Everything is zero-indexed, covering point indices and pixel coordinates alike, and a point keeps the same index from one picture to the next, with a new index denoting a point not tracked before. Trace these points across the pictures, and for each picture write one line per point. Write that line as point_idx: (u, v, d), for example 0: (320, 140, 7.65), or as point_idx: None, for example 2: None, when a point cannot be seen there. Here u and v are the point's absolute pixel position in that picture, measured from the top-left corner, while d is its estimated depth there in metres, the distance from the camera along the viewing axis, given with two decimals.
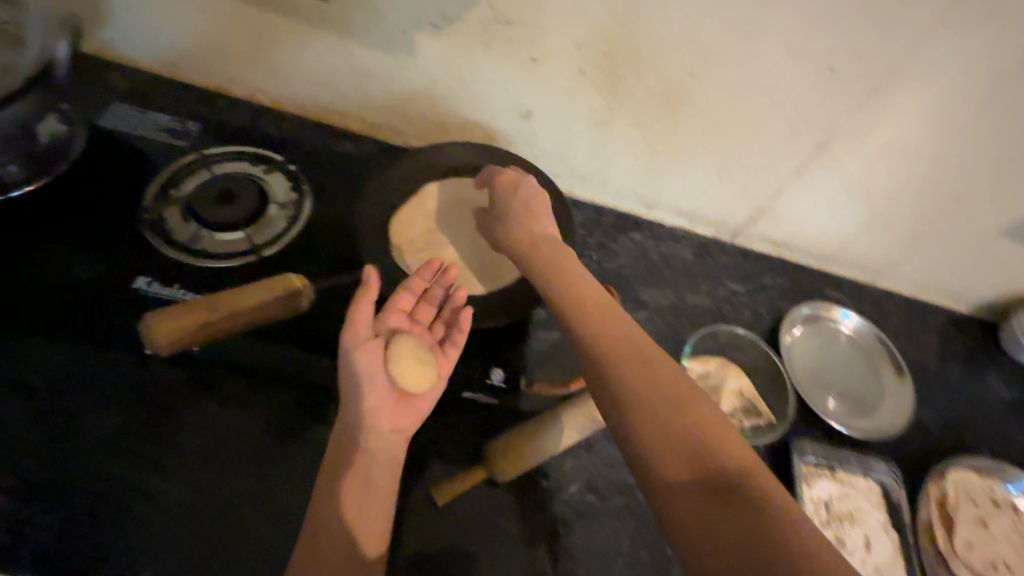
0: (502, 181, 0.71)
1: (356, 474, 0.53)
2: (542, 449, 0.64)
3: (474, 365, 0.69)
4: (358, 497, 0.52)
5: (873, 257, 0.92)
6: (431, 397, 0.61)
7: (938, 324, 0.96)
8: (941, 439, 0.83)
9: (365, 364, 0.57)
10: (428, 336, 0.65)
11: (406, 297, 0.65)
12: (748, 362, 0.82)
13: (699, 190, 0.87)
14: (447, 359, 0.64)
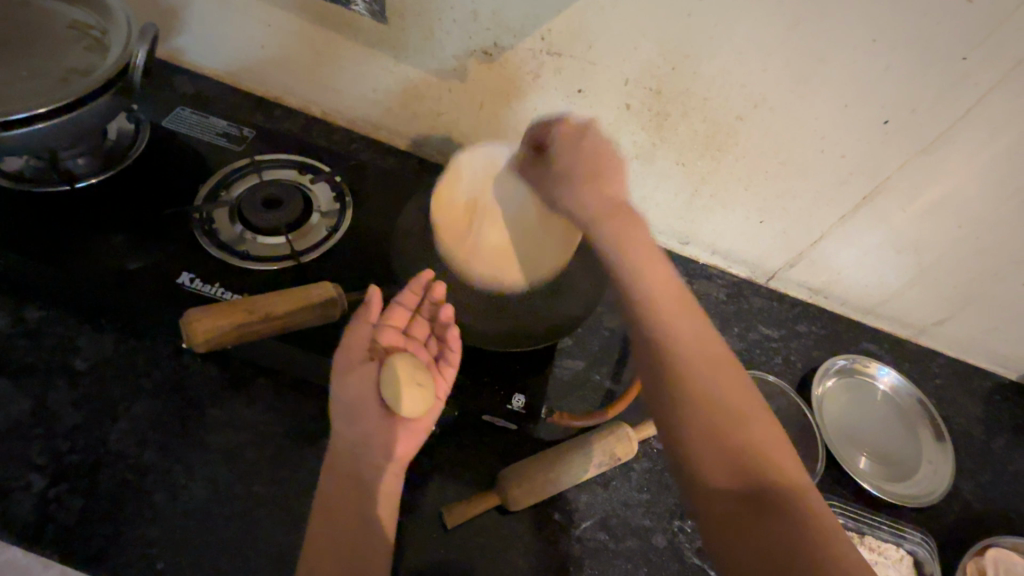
0: (567, 133, 0.59)
1: (351, 508, 0.53)
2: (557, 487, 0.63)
3: (497, 390, 0.66)
4: (354, 533, 0.52)
5: (917, 314, 0.88)
6: (429, 422, 0.60)
7: (984, 390, 0.91)
8: (982, 514, 0.78)
9: (358, 386, 0.57)
10: (425, 354, 0.63)
11: (400, 312, 0.64)
12: (776, 410, 0.79)
13: (737, 231, 0.86)
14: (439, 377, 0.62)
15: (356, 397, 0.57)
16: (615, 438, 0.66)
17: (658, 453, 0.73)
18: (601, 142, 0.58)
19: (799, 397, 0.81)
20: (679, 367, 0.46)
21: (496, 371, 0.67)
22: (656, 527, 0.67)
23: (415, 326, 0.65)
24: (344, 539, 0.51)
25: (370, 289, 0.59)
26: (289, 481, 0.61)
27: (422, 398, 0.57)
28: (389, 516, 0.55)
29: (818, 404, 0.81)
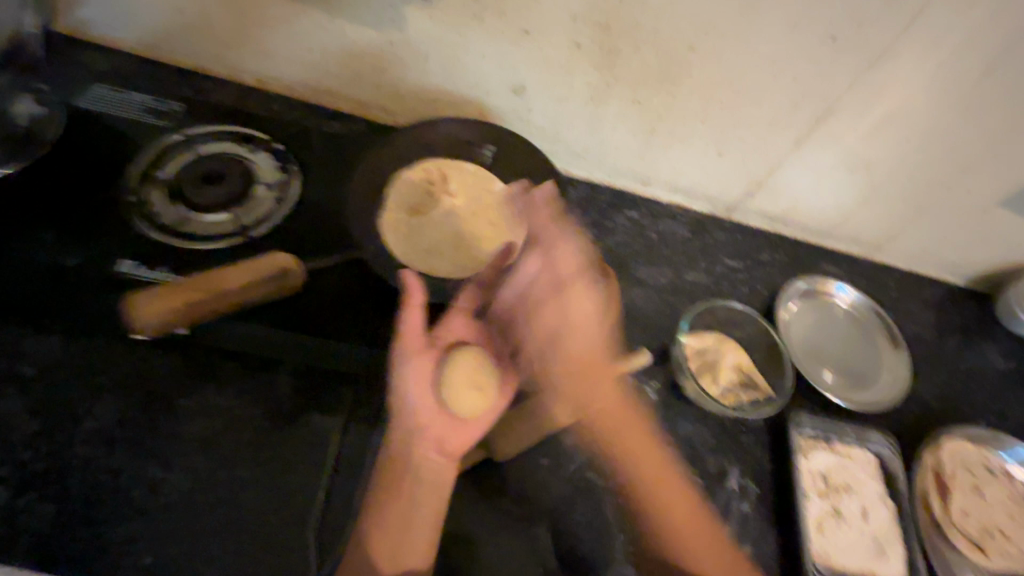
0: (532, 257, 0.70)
1: (397, 503, 0.56)
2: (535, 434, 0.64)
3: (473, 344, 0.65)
4: (397, 532, 0.55)
5: (871, 231, 0.91)
6: (484, 424, 0.62)
7: (934, 297, 0.96)
8: (938, 410, 0.83)
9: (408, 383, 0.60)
10: (486, 354, 0.65)
11: (469, 299, 0.66)
12: (746, 337, 0.80)
13: (696, 167, 0.86)
14: (495, 378, 0.65)
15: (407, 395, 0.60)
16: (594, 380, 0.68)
17: (637, 391, 0.74)
18: (563, 252, 0.71)
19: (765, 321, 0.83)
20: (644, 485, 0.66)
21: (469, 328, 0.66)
22: None
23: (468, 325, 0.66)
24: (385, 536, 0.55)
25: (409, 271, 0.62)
26: (273, 461, 0.60)
27: (474, 400, 0.62)
28: (430, 518, 0.56)
29: (783, 328, 0.84)
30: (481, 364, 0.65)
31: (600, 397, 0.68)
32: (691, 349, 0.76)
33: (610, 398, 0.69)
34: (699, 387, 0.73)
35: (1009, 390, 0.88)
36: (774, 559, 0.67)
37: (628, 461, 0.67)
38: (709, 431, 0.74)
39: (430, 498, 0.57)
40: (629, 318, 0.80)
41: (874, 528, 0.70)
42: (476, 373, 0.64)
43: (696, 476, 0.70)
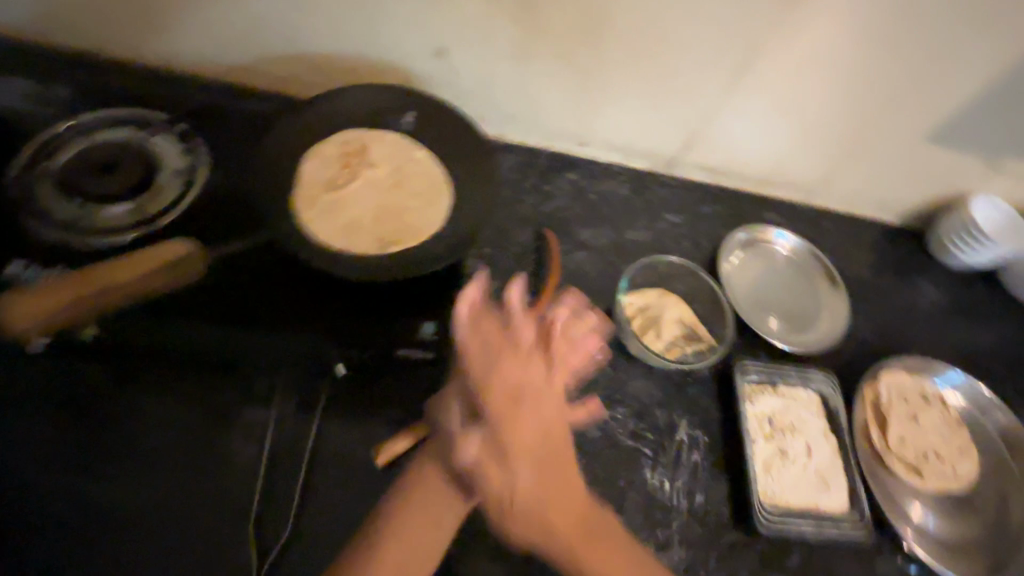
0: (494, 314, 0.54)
1: (404, 524, 0.50)
2: (558, 536, 0.47)
3: (401, 321, 0.60)
4: (399, 555, 0.49)
5: (808, 176, 0.92)
6: (530, 497, 0.46)
7: (871, 238, 0.98)
8: (876, 347, 0.86)
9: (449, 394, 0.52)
10: (546, 404, 0.50)
11: (519, 302, 0.54)
12: (688, 291, 0.81)
13: (630, 123, 0.85)
14: (550, 432, 0.49)
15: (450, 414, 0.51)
16: None
17: None
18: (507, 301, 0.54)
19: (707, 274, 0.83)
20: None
21: (395, 304, 0.61)
22: (590, 422, 0.70)
23: (533, 360, 0.52)
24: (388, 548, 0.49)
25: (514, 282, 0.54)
26: (203, 460, 0.58)
27: (530, 439, 0.48)
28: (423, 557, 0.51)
29: (726, 279, 0.84)
30: (524, 413, 0.49)
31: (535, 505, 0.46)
32: (633, 307, 0.77)
33: (585, 519, 0.48)
34: (643, 344, 0.74)
35: (943, 321, 0.91)
36: (724, 505, 0.68)
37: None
38: (656, 386, 0.74)
39: (445, 515, 0.51)
40: (572, 283, 0.79)
41: (818, 465, 0.71)
42: (517, 436, 0.47)
43: (644, 431, 0.71)
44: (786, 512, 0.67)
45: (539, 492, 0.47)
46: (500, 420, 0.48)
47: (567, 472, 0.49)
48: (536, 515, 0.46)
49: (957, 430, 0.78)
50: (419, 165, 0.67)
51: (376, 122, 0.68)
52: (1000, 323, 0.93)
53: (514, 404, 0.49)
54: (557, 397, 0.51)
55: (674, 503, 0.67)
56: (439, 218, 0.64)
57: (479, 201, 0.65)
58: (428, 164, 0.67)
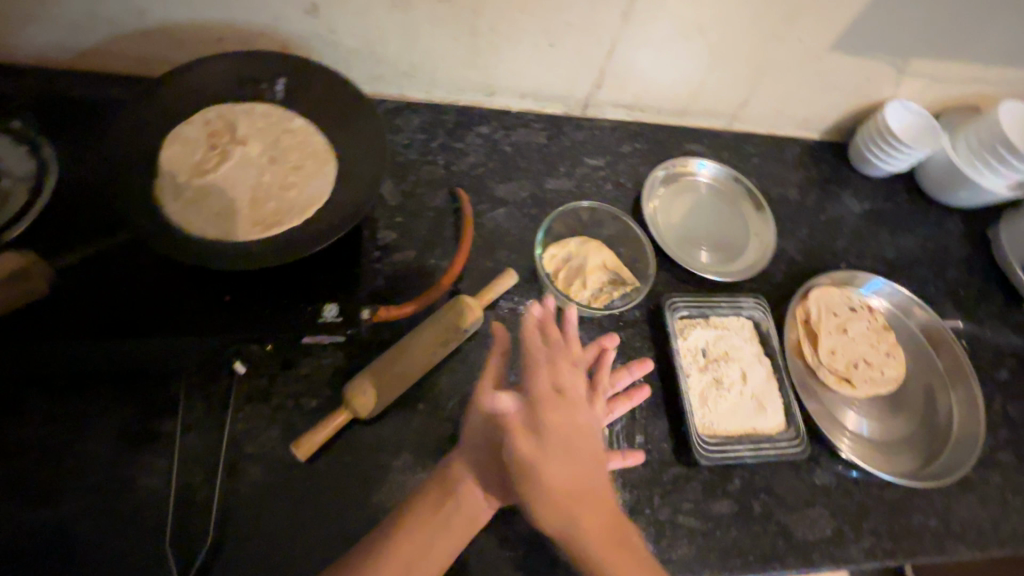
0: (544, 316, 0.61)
1: (427, 528, 0.52)
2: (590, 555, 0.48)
3: (299, 308, 0.56)
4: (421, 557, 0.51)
5: (724, 101, 0.89)
6: (563, 507, 0.49)
7: (795, 156, 0.97)
8: (805, 265, 0.86)
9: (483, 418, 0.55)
10: (584, 425, 0.53)
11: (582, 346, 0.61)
12: (611, 235, 0.80)
13: (533, 65, 0.80)
14: (586, 458, 0.51)
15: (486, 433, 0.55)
16: (457, 312, 0.64)
17: (509, 312, 0.72)
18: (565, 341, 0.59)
19: (630, 216, 0.82)
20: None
21: (291, 290, 0.57)
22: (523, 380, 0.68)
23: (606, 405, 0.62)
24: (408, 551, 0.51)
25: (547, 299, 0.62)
26: (107, 484, 0.54)
27: (557, 469, 0.50)
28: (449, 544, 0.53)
29: (650, 216, 0.82)
30: (581, 427, 0.53)
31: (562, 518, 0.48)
32: (556, 259, 0.75)
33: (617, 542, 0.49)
34: (569, 295, 0.71)
35: (867, 230, 0.92)
36: (665, 441, 0.69)
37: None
38: (589, 334, 0.73)
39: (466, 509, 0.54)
40: (493, 240, 0.76)
41: (753, 389, 0.72)
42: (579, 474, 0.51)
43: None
44: (725, 439, 0.68)
45: (571, 506, 0.49)
46: (552, 441, 0.51)
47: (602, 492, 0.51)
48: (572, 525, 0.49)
49: (884, 335, 0.81)
50: (302, 137, 0.63)
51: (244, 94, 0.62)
52: (920, 226, 0.95)
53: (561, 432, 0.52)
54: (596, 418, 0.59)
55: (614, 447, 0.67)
56: (324, 188, 0.60)
57: (367, 165, 0.61)
58: (309, 136, 0.63)
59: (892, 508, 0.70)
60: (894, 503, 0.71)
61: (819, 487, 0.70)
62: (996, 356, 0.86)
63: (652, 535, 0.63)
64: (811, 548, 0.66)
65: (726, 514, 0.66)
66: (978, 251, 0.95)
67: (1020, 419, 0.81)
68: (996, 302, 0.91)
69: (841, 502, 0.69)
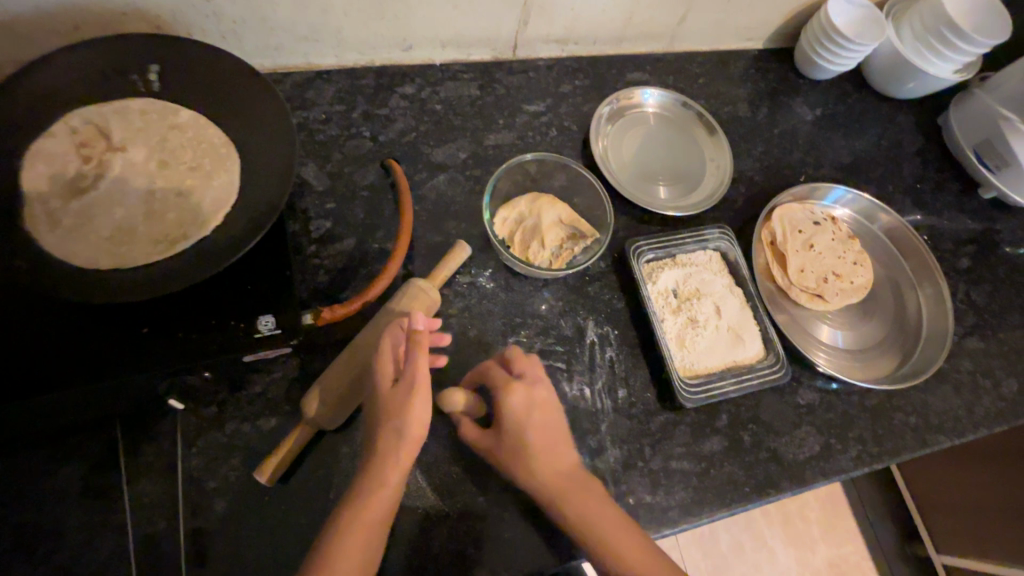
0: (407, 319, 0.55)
1: (362, 529, 0.47)
2: (569, 510, 0.52)
3: (231, 324, 0.50)
4: (359, 554, 0.46)
5: (661, 20, 0.83)
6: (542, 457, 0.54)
7: (741, 70, 0.92)
8: (766, 183, 0.83)
9: (420, 410, 0.50)
10: (541, 398, 0.57)
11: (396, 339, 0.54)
12: (563, 185, 0.75)
13: (448, 7, 0.71)
14: (557, 440, 0.56)
15: (416, 426, 0.50)
16: (410, 298, 0.59)
17: (469, 287, 0.67)
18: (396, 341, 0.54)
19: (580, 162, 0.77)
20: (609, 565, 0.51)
21: (219, 305, 0.51)
22: (494, 355, 0.65)
23: (512, 391, 0.55)
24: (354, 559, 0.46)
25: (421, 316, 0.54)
26: (57, 553, 0.49)
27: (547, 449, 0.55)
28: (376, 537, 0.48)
29: (602, 157, 0.78)
30: (538, 418, 0.56)
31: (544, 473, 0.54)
32: (508, 223, 0.69)
33: (586, 497, 0.53)
34: (528, 260, 0.67)
35: (821, 137, 0.90)
36: (648, 390, 0.67)
37: (587, 538, 0.52)
38: (555, 295, 0.69)
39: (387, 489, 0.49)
40: (439, 212, 0.70)
41: (728, 321, 0.70)
42: (520, 443, 0.54)
43: (532, 337, 0.66)
44: (706, 379, 0.67)
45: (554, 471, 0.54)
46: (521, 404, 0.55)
47: (571, 470, 0.55)
48: (545, 475, 0.54)
49: (849, 245, 0.79)
50: (196, 132, 0.55)
51: (112, 91, 0.53)
52: (873, 125, 0.93)
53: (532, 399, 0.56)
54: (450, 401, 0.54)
55: (598, 406, 0.65)
56: (231, 186, 0.53)
57: (274, 152, 0.54)
58: (204, 130, 0.55)
59: (874, 413, 0.71)
60: (876, 408, 0.71)
61: (803, 407, 0.70)
62: (957, 246, 0.86)
63: (648, 486, 0.62)
64: (802, 467, 0.66)
65: (719, 451, 0.65)
66: (931, 142, 0.94)
67: (984, 303, 0.82)
68: (952, 191, 0.91)
69: (826, 417, 0.70)
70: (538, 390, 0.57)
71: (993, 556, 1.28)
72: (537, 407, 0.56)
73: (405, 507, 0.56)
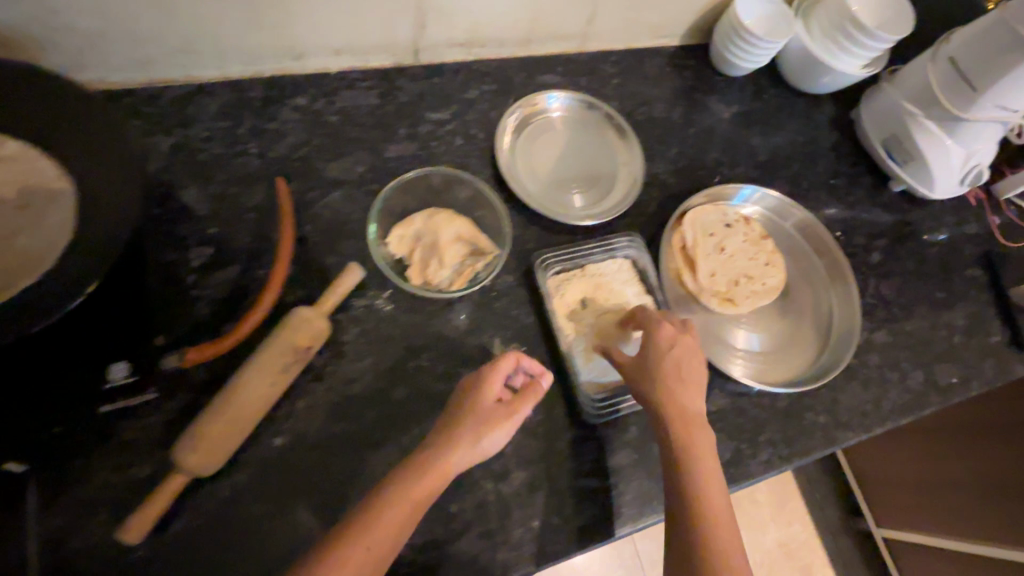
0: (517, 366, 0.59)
1: (399, 513, 0.48)
2: (690, 474, 0.53)
3: (75, 374, 0.47)
4: (391, 538, 0.47)
5: (568, 20, 0.80)
6: (690, 423, 0.56)
7: (658, 68, 0.90)
8: (680, 185, 0.82)
9: (492, 436, 0.53)
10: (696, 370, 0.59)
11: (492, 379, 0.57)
12: (472, 194, 0.73)
13: (334, 13, 0.67)
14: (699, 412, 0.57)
15: (479, 450, 0.53)
16: (292, 327, 0.56)
17: (365, 310, 0.64)
18: (500, 371, 0.57)
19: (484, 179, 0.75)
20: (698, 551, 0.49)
21: (61, 347, 0.45)
22: (393, 382, 0.62)
23: (665, 332, 0.61)
24: (381, 532, 0.47)
25: (540, 368, 0.60)
26: None
27: (694, 418, 0.56)
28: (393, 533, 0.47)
29: (507, 167, 0.75)
30: (691, 384, 0.58)
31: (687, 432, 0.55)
32: (405, 242, 0.67)
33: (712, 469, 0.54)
34: (426, 279, 0.66)
35: (738, 135, 0.89)
36: (556, 407, 0.65)
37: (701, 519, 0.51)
38: (460, 314, 0.67)
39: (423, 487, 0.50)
40: (333, 232, 0.67)
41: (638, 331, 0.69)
42: (667, 399, 0.57)
43: (435, 359, 0.64)
44: (611, 394, 0.66)
45: (696, 443, 0.55)
46: (672, 365, 0.59)
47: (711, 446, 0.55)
48: (688, 441, 0.55)
49: (761, 245, 0.80)
50: (27, 164, 0.49)
51: None
52: (789, 121, 0.93)
53: (684, 368, 0.59)
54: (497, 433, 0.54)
55: None
56: (64, 222, 0.47)
57: (112, 179, 0.48)
58: (34, 162, 0.49)
59: (785, 416, 0.71)
60: (788, 409, 0.72)
61: (714, 413, 0.69)
62: (868, 240, 0.88)
63: (553, 508, 0.61)
64: None
65: (627, 465, 0.64)
66: (845, 136, 0.95)
67: (893, 297, 0.84)
68: (865, 185, 0.92)
69: (737, 422, 0.70)
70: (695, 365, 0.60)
71: (917, 525, 1.35)
72: (688, 372, 0.59)
73: (293, 550, 0.54)
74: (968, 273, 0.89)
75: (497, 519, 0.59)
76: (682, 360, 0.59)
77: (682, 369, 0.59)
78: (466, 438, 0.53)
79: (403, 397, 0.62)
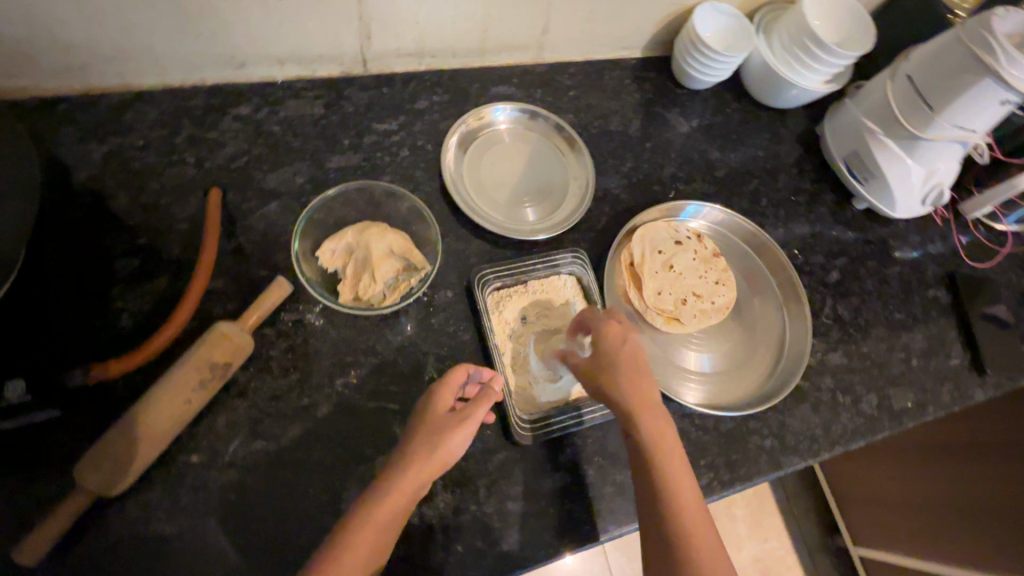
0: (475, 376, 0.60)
1: (381, 522, 0.48)
2: (658, 474, 0.53)
3: None
4: (373, 548, 0.47)
5: (522, 32, 0.79)
6: (651, 420, 0.56)
7: (618, 80, 0.89)
8: (632, 200, 0.81)
9: (457, 441, 0.54)
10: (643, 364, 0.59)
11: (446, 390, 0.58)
12: (411, 208, 0.71)
13: (273, 23, 0.66)
14: (656, 403, 0.57)
15: (449, 456, 0.53)
16: (209, 344, 0.55)
17: (294, 325, 0.63)
18: (455, 381, 0.58)
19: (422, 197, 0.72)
20: (679, 552, 0.50)
21: None
22: (318, 400, 0.61)
23: (610, 328, 0.61)
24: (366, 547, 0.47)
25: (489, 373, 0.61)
26: None
27: (654, 413, 0.56)
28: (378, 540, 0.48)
29: (452, 181, 0.74)
30: (642, 376, 0.58)
31: (650, 431, 0.55)
32: (339, 256, 0.66)
33: (677, 466, 0.54)
34: (358, 294, 0.64)
35: (697, 150, 0.88)
36: (489, 427, 0.64)
37: (673, 517, 0.52)
38: (394, 330, 0.65)
39: (400, 495, 0.49)
40: (267, 244, 0.66)
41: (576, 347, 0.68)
42: (625, 399, 0.56)
43: (365, 376, 0.63)
44: (545, 415, 0.65)
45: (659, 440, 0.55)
46: (620, 361, 0.59)
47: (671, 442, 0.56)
48: (653, 438, 0.55)
49: (712, 263, 0.79)
50: None
51: None
52: (751, 135, 0.92)
53: (631, 362, 0.59)
54: (460, 436, 0.54)
55: None
56: None
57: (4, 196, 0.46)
58: None
59: (729, 439, 0.70)
60: (733, 431, 0.70)
61: None
62: (828, 259, 0.86)
63: (480, 531, 0.59)
64: None
65: (560, 488, 0.63)
66: (809, 151, 0.93)
67: (850, 317, 0.82)
68: (827, 202, 0.90)
69: None
70: (642, 358, 0.60)
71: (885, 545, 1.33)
72: (638, 367, 0.59)
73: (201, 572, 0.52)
74: (930, 294, 0.87)
75: (418, 543, 0.57)
76: (633, 356, 0.59)
77: (634, 364, 0.59)
78: (428, 448, 0.52)
79: (328, 414, 0.60)
